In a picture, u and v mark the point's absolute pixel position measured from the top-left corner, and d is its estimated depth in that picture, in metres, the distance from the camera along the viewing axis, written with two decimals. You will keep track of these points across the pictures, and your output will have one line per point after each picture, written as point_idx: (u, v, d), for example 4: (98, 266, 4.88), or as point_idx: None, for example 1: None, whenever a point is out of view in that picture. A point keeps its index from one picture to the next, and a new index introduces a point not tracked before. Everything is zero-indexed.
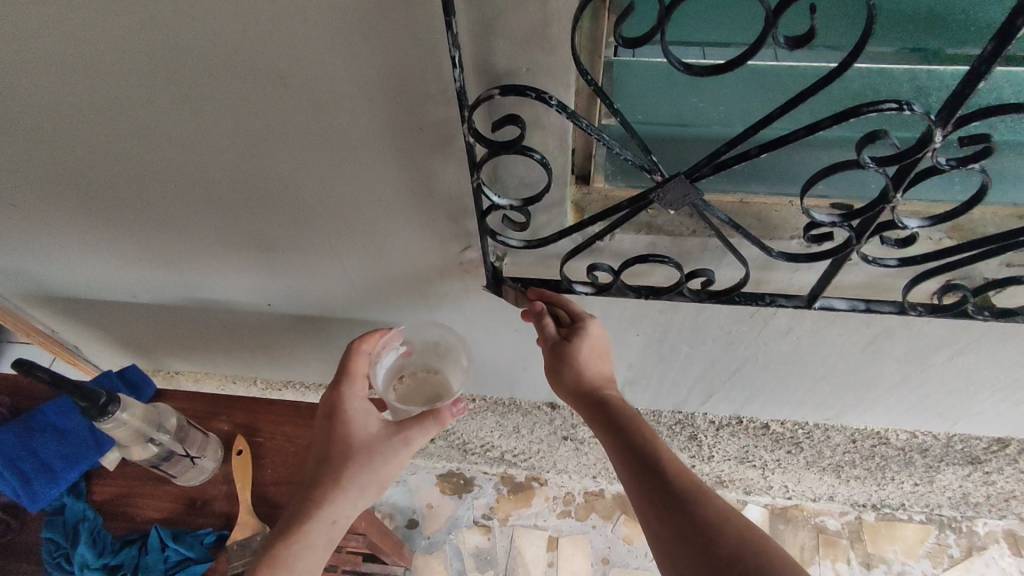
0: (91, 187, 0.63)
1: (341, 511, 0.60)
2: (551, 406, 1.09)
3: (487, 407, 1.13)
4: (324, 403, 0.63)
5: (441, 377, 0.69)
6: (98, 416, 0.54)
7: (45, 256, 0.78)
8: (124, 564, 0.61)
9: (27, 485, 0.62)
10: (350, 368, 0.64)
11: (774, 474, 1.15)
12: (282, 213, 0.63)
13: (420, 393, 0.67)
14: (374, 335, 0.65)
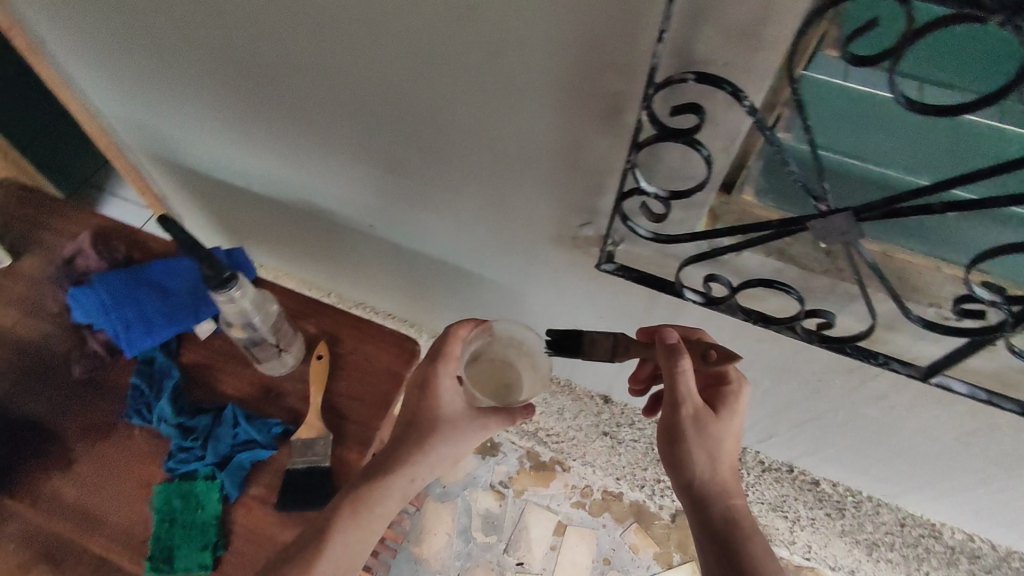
0: (248, 69, 0.65)
1: (419, 472, 0.60)
2: None
3: None
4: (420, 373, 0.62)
5: (516, 369, 0.65)
6: (220, 288, 0.56)
7: (184, 125, 0.82)
8: (198, 429, 0.63)
9: (126, 330, 0.66)
10: (443, 351, 0.62)
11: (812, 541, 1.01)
12: (421, 138, 0.64)
13: (491, 380, 0.64)
14: (471, 320, 0.63)
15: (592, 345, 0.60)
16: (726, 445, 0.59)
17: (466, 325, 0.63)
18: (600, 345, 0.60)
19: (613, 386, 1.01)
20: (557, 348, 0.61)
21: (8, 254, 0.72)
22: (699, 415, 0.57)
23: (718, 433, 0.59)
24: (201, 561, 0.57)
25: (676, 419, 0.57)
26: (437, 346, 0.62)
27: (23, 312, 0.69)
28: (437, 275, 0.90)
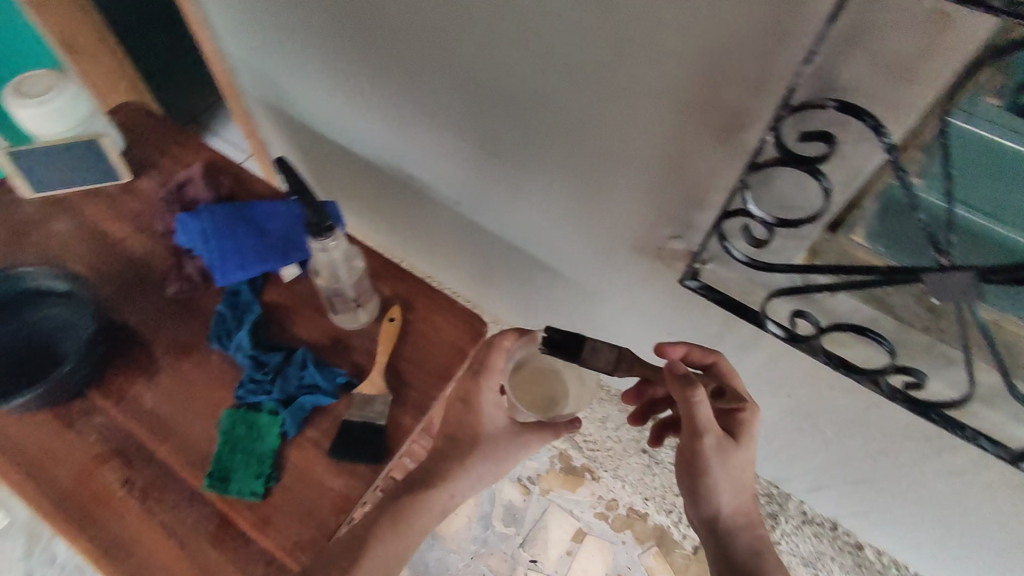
0: (371, 34, 0.68)
1: (458, 488, 0.61)
2: None
3: None
4: (464, 386, 0.64)
5: (560, 380, 0.64)
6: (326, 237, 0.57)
7: (301, 77, 0.86)
8: (269, 364, 0.65)
9: (221, 260, 0.69)
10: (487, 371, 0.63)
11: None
12: (525, 125, 0.65)
13: (534, 390, 0.64)
14: (515, 333, 0.62)
15: (592, 354, 0.54)
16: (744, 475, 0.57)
17: (511, 335, 0.63)
18: (599, 355, 0.54)
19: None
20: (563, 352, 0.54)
21: (129, 173, 0.78)
22: (721, 446, 0.54)
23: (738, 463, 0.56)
24: (252, 488, 0.59)
25: (697, 451, 0.54)
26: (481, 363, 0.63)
27: (135, 227, 0.75)
28: (511, 262, 0.92)
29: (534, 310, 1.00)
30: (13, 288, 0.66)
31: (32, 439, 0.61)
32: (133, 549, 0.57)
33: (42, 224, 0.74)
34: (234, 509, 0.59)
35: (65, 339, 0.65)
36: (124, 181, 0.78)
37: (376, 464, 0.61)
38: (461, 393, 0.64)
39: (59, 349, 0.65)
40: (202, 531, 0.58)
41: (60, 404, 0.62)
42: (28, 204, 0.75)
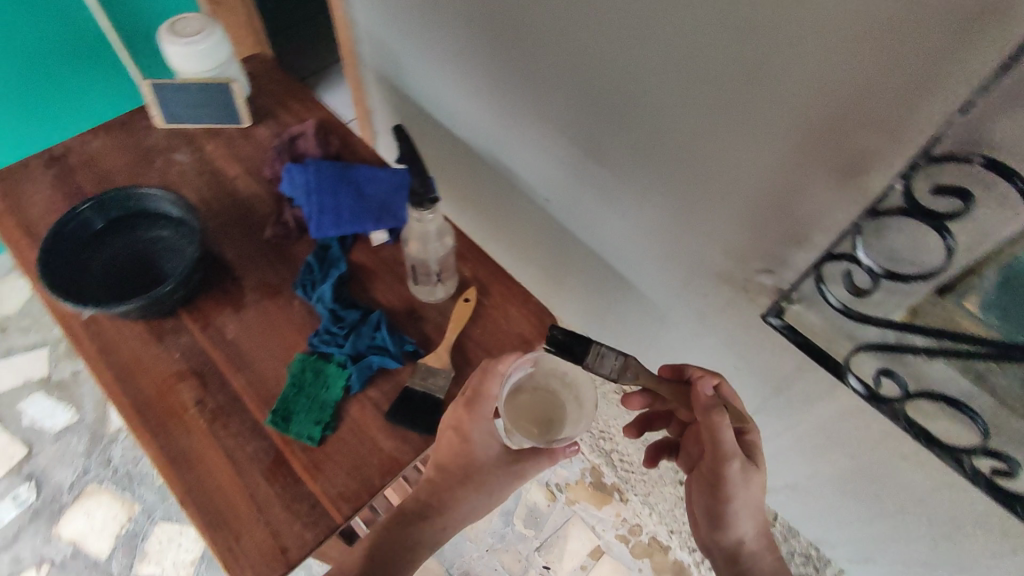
0: (502, 22, 0.70)
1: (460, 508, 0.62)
2: None
3: None
4: (462, 417, 0.60)
5: (558, 402, 0.66)
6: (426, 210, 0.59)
7: (423, 55, 0.89)
8: (346, 320, 0.67)
9: (318, 215, 0.73)
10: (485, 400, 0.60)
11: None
12: (633, 137, 0.65)
13: (533, 414, 0.66)
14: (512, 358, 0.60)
15: (599, 359, 0.59)
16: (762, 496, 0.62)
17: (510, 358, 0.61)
18: (606, 360, 0.59)
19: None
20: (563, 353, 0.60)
21: (249, 119, 0.83)
22: (747, 468, 0.59)
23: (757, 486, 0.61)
24: (310, 433, 0.62)
25: (724, 473, 0.59)
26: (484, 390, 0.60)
27: (246, 169, 0.80)
28: (585, 268, 0.93)
29: (597, 318, 1.01)
30: (131, 204, 0.70)
31: (125, 344, 0.66)
32: (195, 466, 0.60)
33: (166, 152, 0.80)
34: (291, 448, 0.61)
35: (170, 260, 0.70)
36: (243, 126, 0.83)
37: (429, 435, 0.63)
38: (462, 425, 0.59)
39: (163, 269, 0.69)
40: (259, 463, 0.61)
41: (155, 317, 0.67)
42: (157, 132, 0.81)
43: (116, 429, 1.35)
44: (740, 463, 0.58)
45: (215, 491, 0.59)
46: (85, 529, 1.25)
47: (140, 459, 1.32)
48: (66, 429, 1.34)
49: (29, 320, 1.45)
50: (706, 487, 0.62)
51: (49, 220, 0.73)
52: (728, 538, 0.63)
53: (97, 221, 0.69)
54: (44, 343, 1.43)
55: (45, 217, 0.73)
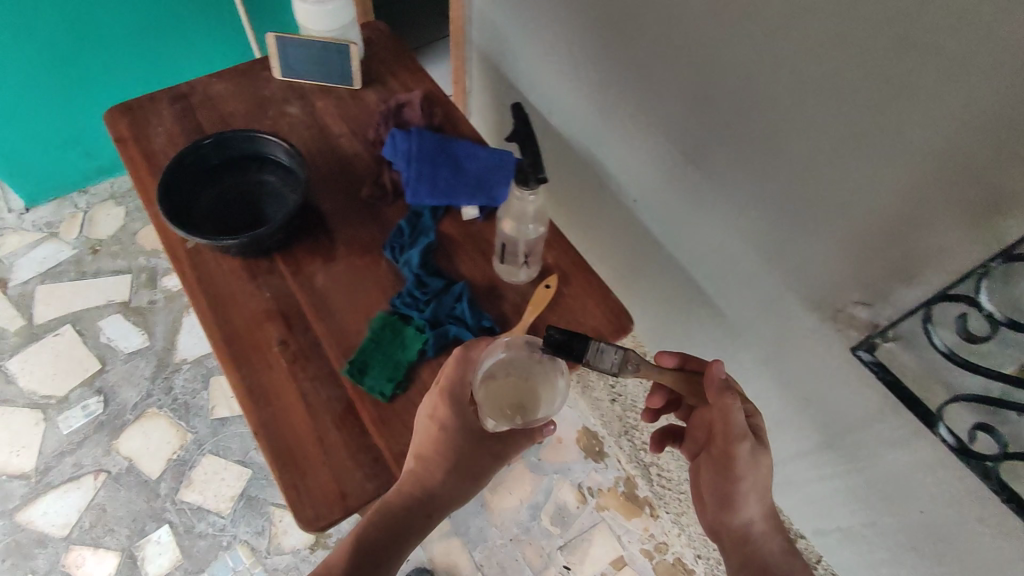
0: (636, 25, 0.73)
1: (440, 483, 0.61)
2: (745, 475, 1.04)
3: None
4: (437, 404, 0.59)
5: (532, 387, 0.62)
6: (530, 190, 0.58)
7: (539, 42, 0.91)
8: (429, 287, 0.69)
9: (415, 183, 0.74)
10: (457, 389, 0.59)
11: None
12: (749, 147, 0.66)
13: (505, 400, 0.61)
14: (484, 345, 0.60)
15: (600, 353, 0.59)
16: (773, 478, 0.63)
17: (479, 346, 0.60)
18: (606, 355, 0.59)
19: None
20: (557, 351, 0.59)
21: (360, 83, 0.85)
22: (755, 447, 0.61)
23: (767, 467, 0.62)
24: (382, 389, 0.64)
25: (731, 456, 0.61)
26: (455, 376, 0.59)
27: (351, 129, 0.82)
28: (660, 276, 0.92)
29: (662, 328, 1.00)
30: (245, 146, 0.73)
31: (222, 277, 0.69)
32: (272, 402, 0.63)
33: (279, 103, 0.83)
34: (362, 401, 0.63)
35: (272, 204, 0.73)
36: (353, 88, 0.85)
37: None
38: (439, 412, 0.59)
39: (265, 212, 0.73)
40: (330, 410, 0.63)
41: (252, 256, 0.70)
42: (274, 83, 0.85)
43: (181, 360, 1.42)
44: (750, 443, 0.61)
45: (288, 429, 0.61)
46: (140, 449, 1.32)
47: (199, 393, 1.39)
48: (136, 352, 1.42)
49: (118, 246, 1.54)
50: (716, 470, 0.64)
51: (169, 151, 0.77)
52: (738, 519, 0.64)
53: (213, 158, 0.73)
54: (128, 269, 1.51)
55: (165, 148, 0.77)
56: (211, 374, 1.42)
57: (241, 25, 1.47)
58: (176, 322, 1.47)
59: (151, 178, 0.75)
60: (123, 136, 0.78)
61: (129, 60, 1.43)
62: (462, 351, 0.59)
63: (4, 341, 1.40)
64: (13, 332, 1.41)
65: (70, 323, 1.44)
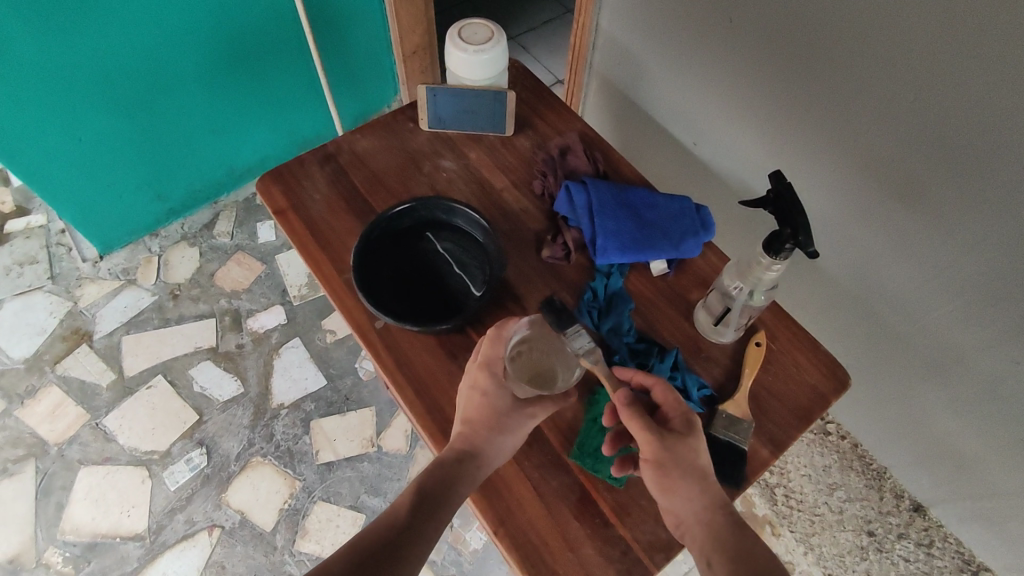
0: (831, 62, 0.67)
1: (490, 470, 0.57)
2: (912, 506, 1.05)
3: (841, 454, 1.10)
4: (477, 374, 0.59)
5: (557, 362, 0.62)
6: (788, 253, 0.54)
7: (682, 69, 0.86)
8: (639, 354, 0.66)
9: (603, 241, 0.69)
10: (495, 362, 0.59)
11: (820, 537, 1.05)
12: (986, 188, 0.61)
13: (534, 374, 0.61)
14: (512, 320, 0.61)
15: (573, 337, 0.63)
16: (704, 469, 0.54)
17: (509, 324, 0.60)
18: (582, 338, 0.63)
19: (949, 497, 0.94)
20: (558, 320, 0.66)
21: (513, 128, 0.80)
22: (665, 437, 0.54)
23: (700, 452, 0.54)
24: (614, 473, 0.60)
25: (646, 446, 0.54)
26: (491, 349, 0.59)
27: (513, 180, 0.77)
28: (838, 307, 0.87)
29: None
30: (436, 212, 0.71)
31: (419, 358, 0.65)
32: (503, 494, 0.60)
33: (431, 157, 0.78)
34: (595, 486, 0.60)
35: (456, 272, 0.69)
36: (505, 135, 0.80)
37: (734, 487, 0.60)
38: (480, 381, 0.59)
39: (450, 279, 0.69)
40: (566, 498, 0.60)
41: (446, 332, 0.66)
42: (421, 135, 0.80)
43: (279, 405, 1.34)
44: (657, 434, 0.54)
45: (527, 523, 0.58)
46: (250, 501, 1.25)
47: (302, 438, 1.31)
48: (232, 400, 1.34)
49: (198, 288, 1.46)
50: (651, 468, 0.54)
51: (331, 220, 0.73)
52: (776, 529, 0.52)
53: (406, 221, 0.71)
54: (212, 312, 1.43)
55: (327, 216, 0.74)
56: (310, 419, 1.33)
57: (314, 67, 1.38)
58: (269, 365, 1.38)
59: (321, 251, 0.71)
60: (282, 207, 0.74)
61: (199, 123, 1.34)
62: (494, 330, 0.60)
63: (98, 397, 1.34)
64: (105, 388, 1.35)
65: (162, 373, 1.36)
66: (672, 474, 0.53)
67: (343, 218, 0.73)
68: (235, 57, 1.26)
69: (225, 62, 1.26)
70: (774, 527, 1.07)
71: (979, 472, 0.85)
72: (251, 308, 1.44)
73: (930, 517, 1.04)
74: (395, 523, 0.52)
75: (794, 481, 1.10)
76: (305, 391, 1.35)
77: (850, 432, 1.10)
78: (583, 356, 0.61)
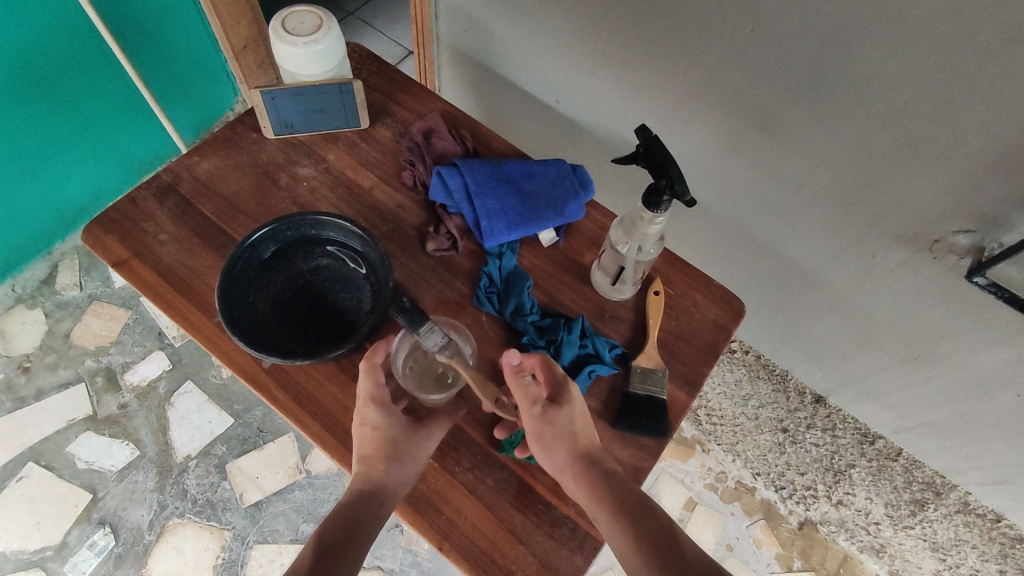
0: (666, 8, 0.67)
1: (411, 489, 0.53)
2: (818, 399, 1.13)
3: (751, 366, 1.16)
4: (365, 410, 0.56)
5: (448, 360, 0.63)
6: (670, 203, 0.55)
7: (528, 29, 0.83)
8: (546, 329, 0.64)
9: (489, 222, 0.67)
10: (378, 393, 0.56)
11: (743, 444, 1.16)
12: (831, 105, 0.64)
13: (431, 378, 0.62)
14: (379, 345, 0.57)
15: (425, 336, 0.59)
16: (583, 435, 0.54)
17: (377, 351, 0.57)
18: (434, 335, 0.59)
19: (841, 385, 1.03)
20: (409, 323, 0.60)
21: (367, 119, 0.74)
22: (545, 411, 0.54)
23: (577, 419, 0.54)
24: None
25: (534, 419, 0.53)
26: (370, 381, 0.56)
27: (381, 176, 0.72)
28: (719, 236, 0.92)
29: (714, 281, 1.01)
30: (304, 229, 0.65)
31: (321, 389, 0.60)
32: (442, 506, 0.57)
33: (287, 167, 0.71)
34: (531, 473, 0.59)
35: (342, 292, 0.65)
36: (361, 128, 0.74)
37: (661, 437, 0.61)
38: (370, 416, 0.55)
39: (337, 301, 0.64)
40: (505, 493, 0.58)
41: (345, 355, 0.61)
42: (269, 145, 0.73)
43: (184, 458, 1.21)
44: (536, 408, 0.54)
45: (472, 530, 0.57)
46: (177, 567, 1.14)
47: (219, 485, 1.20)
48: (128, 467, 1.20)
49: (54, 354, 1.26)
50: (537, 438, 0.53)
51: (185, 260, 0.65)
52: None
53: (268, 248, 0.64)
54: (78, 376, 1.25)
55: (179, 256, 0.65)
56: (224, 462, 1.22)
57: (133, 82, 1.18)
58: (162, 419, 1.24)
59: (183, 298, 0.63)
60: (123, 258, 0.65)
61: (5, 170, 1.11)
62: (366, 362, 0.56)
63: None
64: None
65: (33, 460, 1.19)
66: (553, 446, 0.53)
67: (200, 255, 0.65)
68: (29, 85, 1.04)
69: (18, 94, 1.04)
70: (703, 444, 1.17)
71: (861, 358, 0.94)
72: (125, 360, 1.27)
73: (830, 404, 1.12)
74: (315, 557, 0.46)
75: (713, 400, 1.18)
76: (211, 435, 1.23)
77: (752, 346, 1.15)
78: (439, 354, 0.58)
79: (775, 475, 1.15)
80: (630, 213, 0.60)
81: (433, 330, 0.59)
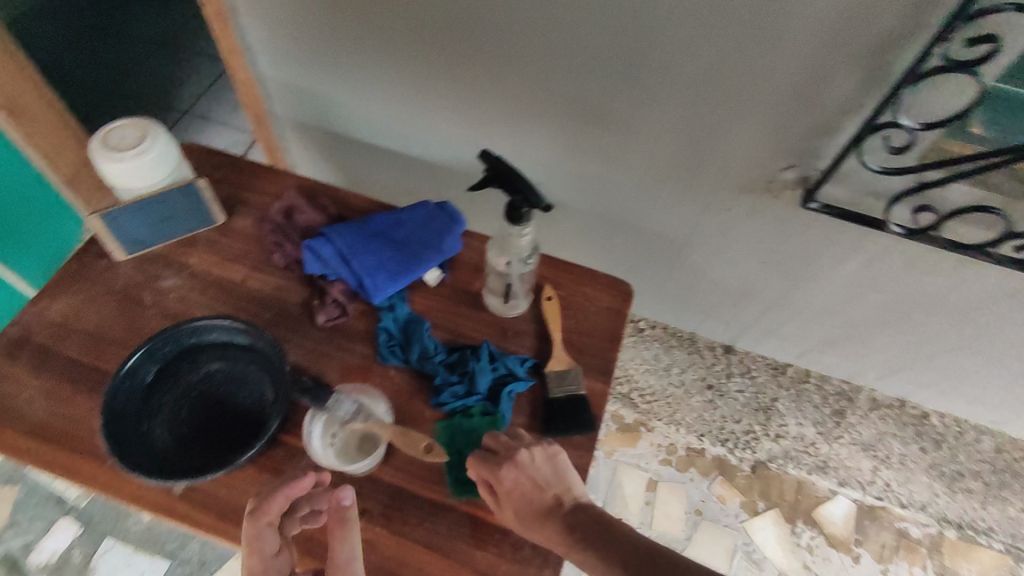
0: (479, 39, 0.71)
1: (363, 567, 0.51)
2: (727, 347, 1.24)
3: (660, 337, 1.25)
4: None
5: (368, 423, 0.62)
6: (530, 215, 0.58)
7: (361, 89, 0.85)
8: (455, 364, 0.65)
9: (371, 278, 0.67)
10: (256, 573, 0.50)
11: (680, 412, 1.22)
12: (646, 86, 0.71)
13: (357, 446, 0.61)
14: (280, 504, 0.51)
15: (335, 407, 0.60)
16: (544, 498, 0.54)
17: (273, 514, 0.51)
18: (343, 404, 0.60)
19: (742, 331, 1.11)
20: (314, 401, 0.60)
21: (222, 214, 0.73)
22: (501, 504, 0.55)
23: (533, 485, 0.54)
24: None
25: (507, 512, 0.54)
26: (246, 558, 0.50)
27: (252, 265, 0.71)
28: (592, 229, 0.97)
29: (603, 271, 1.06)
30: (182, 340, 0.62)
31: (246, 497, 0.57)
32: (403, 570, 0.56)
33: (149, 284, 0.68)
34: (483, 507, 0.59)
35: (240, 392, 0.62)
36: (218, 224, 0.73)
37: (591, 430, 0.64)
38: None
39: (238, 403, 0.62)
40: (461, 535, 0.58)
41: (261, 454, 0.59)
42: (124, 268, 0.69)
43: None
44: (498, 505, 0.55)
45: None
46: None
47: None
48: None
49: None
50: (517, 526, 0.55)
51: (59, 413, 0.60)
52: None
53: (149, 372, 0.61)
54: None
55: (51, 411, 0.60)
56: None
57: None
58: None
59: (65, 454, 0.58)
60: None
61: None
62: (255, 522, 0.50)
63: None
64: None
65: None
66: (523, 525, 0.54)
67: (75, 400, 0.61)
68: None
69: None
70: (646, 424, 1.21)
71: (748, 303, 1.03)
72: (25, 540, 1.13)
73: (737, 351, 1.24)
74: None
75: (640, 379, 1.24)
76: None
77: (656, 320, 1.26)
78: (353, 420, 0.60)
79: (717, 430, 1.21)
80: (501, 232, 0.63)
81: (341, 399, 0.61)
